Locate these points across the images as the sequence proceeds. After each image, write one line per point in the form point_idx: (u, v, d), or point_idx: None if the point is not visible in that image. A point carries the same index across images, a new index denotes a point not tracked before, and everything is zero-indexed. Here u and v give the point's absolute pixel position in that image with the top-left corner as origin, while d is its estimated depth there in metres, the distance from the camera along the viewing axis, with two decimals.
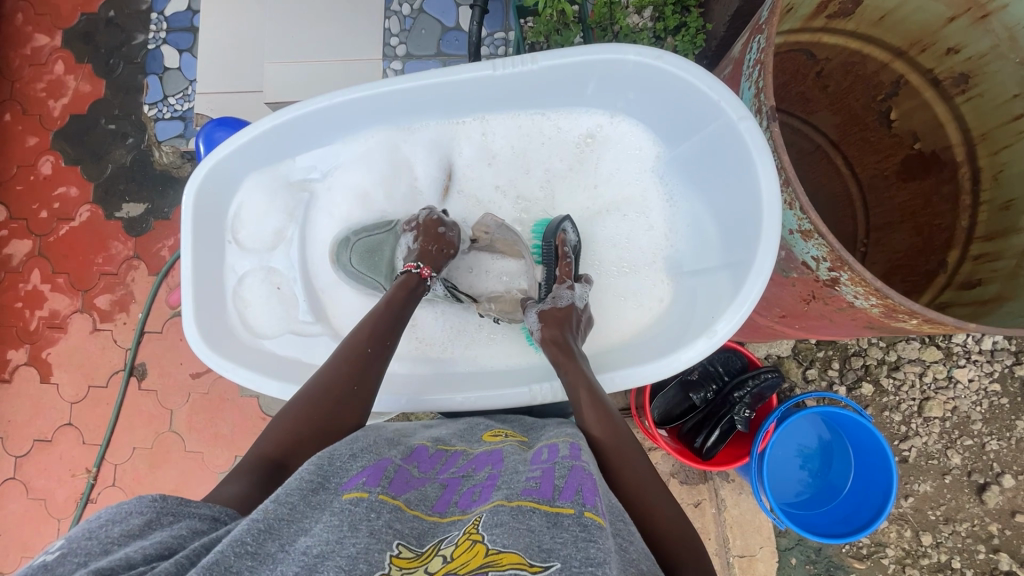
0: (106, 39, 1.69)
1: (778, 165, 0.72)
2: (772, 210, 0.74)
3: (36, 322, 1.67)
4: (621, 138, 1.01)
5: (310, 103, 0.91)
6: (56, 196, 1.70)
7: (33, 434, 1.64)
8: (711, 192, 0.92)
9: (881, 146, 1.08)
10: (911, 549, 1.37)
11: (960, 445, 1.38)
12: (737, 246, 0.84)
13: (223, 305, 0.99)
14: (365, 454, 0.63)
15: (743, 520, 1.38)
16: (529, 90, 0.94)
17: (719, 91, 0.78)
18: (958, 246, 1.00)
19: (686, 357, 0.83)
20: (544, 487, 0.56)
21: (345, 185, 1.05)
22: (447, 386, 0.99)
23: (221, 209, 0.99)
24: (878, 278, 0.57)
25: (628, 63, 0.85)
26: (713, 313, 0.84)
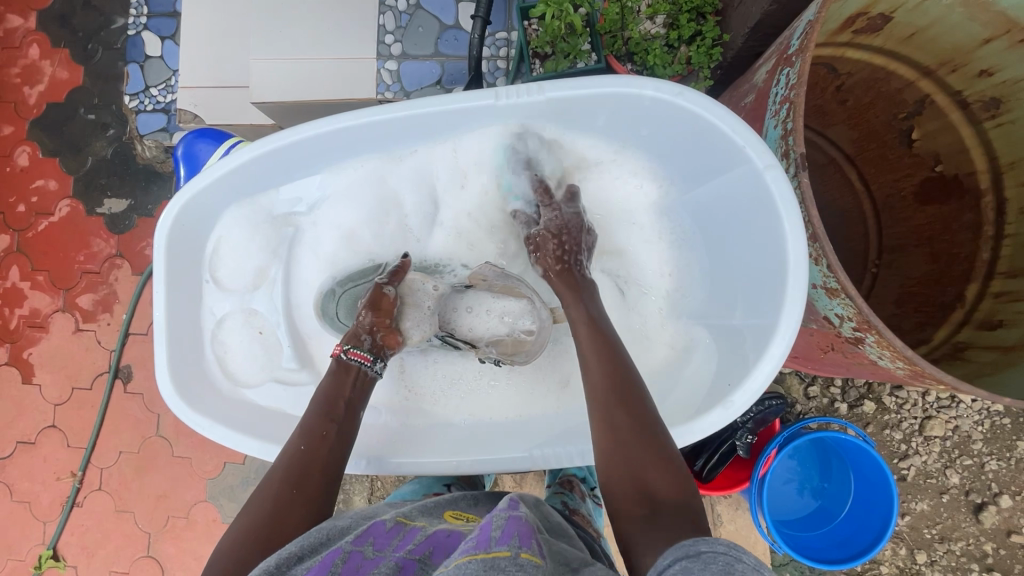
0: (83, 23, 1.60)
1: (806, 224, 0.71)
2: (798, 272, 0.73)
3: (16, 321, 1.62)
4: (630, 173, 0.94)
5: (297, 131, 0.84)
6: (34, 189, 1.62)
7: (16, 435, 1.60)
8: (726, 240, 0.88)
9: (900, 166, 1.03)
10: (905, 567, 1.37)
11: (959, 465, 1.36)
12: (758, 307, 0.81)
13: (200, 352, 0.94)
14: (309, 559, 0.58)
15: (738, 536, 1.37)
16: (536, 119, 0.88)
17: (744, 136, 0.75)
18: (978, 279, 0.97)
19: (702, 427, 0.80)
20: (481, 541, 0.53)
21: (330, 219, 0.99)
22: (439, 441, 0.96)
23: (197, 246, 0.93)
24: (908, 347, 0.58)
25: (645, 99, 0.80)
26: (730, 379, 0.82)
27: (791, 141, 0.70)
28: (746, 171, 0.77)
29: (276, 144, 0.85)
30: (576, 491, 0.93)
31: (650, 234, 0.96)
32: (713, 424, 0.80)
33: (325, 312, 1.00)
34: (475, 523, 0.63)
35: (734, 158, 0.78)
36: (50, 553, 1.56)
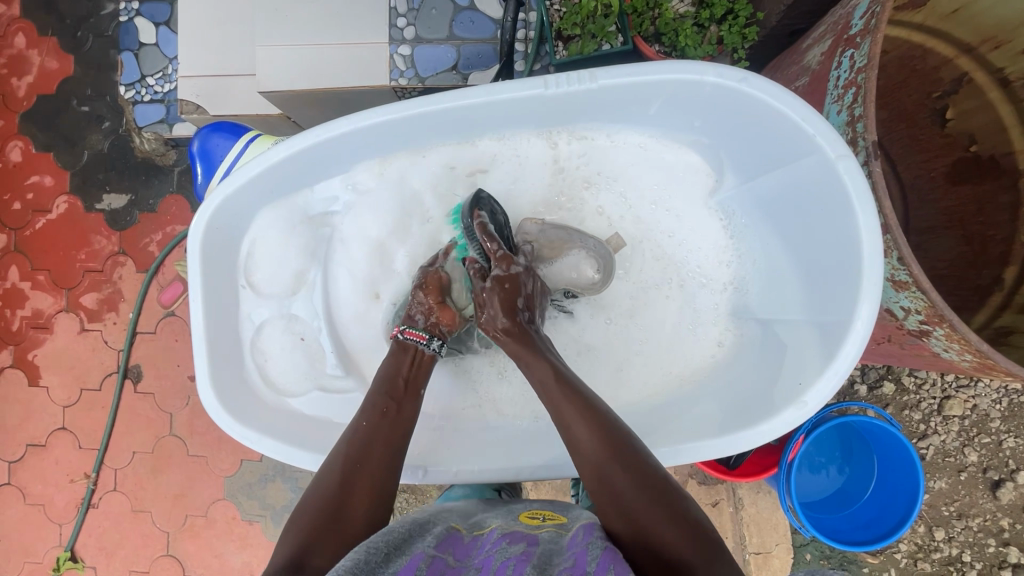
0: (72, 9, 1.52)
1: (883, 216, 0.70)
2: (874, 265, 0.71)
3: (18, 323, 1.57)
4: (678, 166, 0.93)
5: (337, 125, 0.81)
6: (28, 185, 1.56)
7: (26, 438, 1.58)
8: (785, 231, 0.87)
9: (932, 146, 1.01)
10: (923, 543, 1.39)
11: (977, 443, 1.37)
12: (827, 303, 0.80)
13: (240, 361, 0.91)
14: (399, 550, 0.57)
15: (760, 517, 1.38)
16: (584, 108, 0.85)
17: (814, 124, 0.72)
18: (1015, 262, 0.95)
19: (773, 426, 0.80)
20: (579, 565, 0.53)
21: (366, 219, 0.95)
22: (481, 442, 0.95)
23: (232, 249, 0.89)
24: (981, 342, 0.62)
25: (705, 84, 0.77)
26: (797, 376, 0.82)
27: (861, 127, 0.70)
28: (814, 160, 0.75)
29: (321, 138, 0.82)
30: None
31: (701, 229, 0.95)
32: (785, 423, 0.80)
33: (370, 315, 0.98)
34: (557, 537, 0.63)
35: (801, 147, 0.76)
36: (68, 555, 1.55)
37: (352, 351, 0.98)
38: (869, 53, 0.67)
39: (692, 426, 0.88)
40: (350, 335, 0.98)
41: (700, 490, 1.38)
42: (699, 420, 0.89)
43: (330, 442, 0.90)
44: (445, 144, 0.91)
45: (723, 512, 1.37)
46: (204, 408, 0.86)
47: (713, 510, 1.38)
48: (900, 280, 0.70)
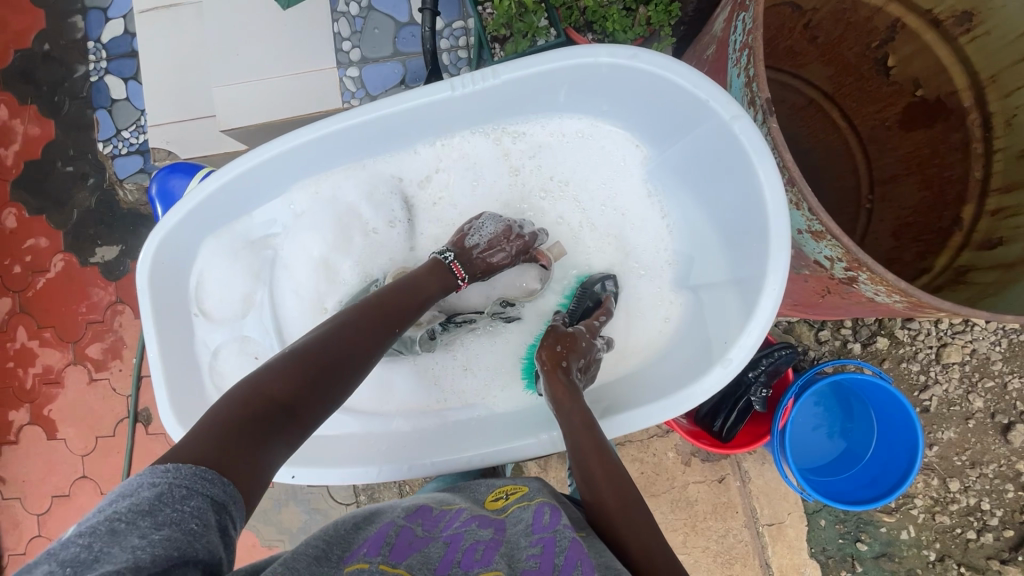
0: (47, 76, 1.59)
1: (779, 168, 0.74)
2: (779, 215, 0.75)
3: (32, 380, 1.64)
4: (599, 150, 0.98)
5: (266, 149, 0.86)
6: (26, 248, 1.63)
7: (50, 490, 1.63)
8: (706, 197, 0.91)
9: (879, 96, 1.01)
10: (939, 497, 1.36)
11: (981, 388, 1.34)
12: (745, 261, 0.84)
13: (199, 387, 0.94)
14: (367, 525, 0.62)
15: (768, 488, 1.37)
16: (499, 104, 0.90)
17: (707, 89, 0.77)
18: (973, 200, 0.94)
19: (704, 387, 0.84)
20: (545, 568, 0.57)
21: (302, 238, 0.98)
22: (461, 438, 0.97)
23: (180, 281, 0.93)
24: (901, 279, 0.60)
25: (602, 65, 0.81)
26: (727, 336, 0.85)
27: (755, 88, 0.71)
28: (712, 124, 0.80)
29: (250, 164, 0.86)
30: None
31: (633, 207, 0.99)
32: (715, 383, 0.83)
33: None
34: (521, 518, 0.68)
35: (700, 113, 0.81)
36: None
37: None
38: (756, 15, 0.67)
39: (637, 399, 0.91)
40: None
41: (705, 468, 1.37)
42: (646, 392, 0.93)
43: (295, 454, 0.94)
44: (376, 158, 0.97)
45: (730, 487, 1.36)
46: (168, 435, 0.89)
47: (720, 486, 1.36)
48: (816, 230, 0.68)
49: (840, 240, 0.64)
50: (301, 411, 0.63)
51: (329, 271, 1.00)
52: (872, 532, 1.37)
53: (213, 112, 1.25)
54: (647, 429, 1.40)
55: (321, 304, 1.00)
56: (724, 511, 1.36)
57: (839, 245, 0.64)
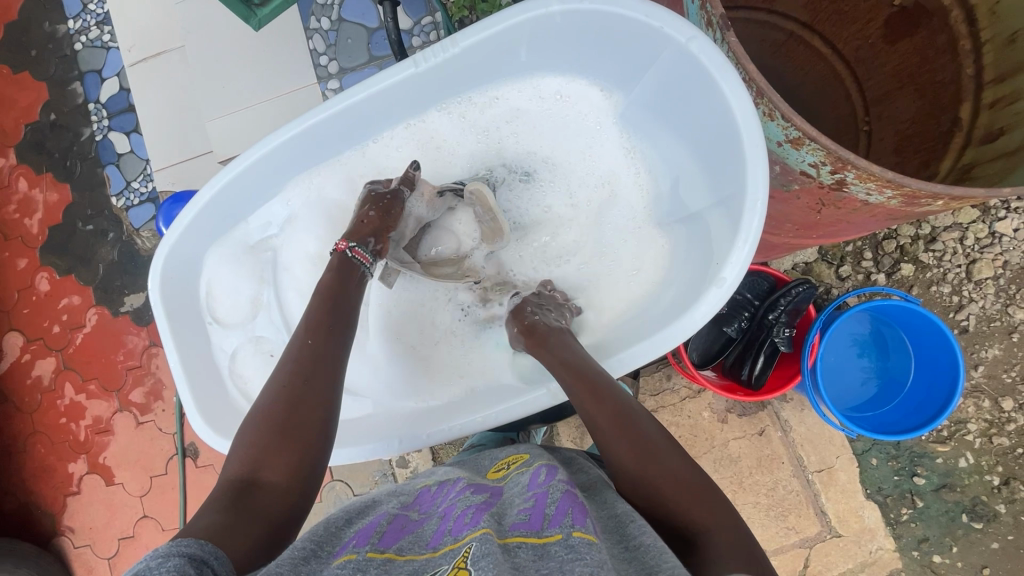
0: (57, 143, 1.68)
1: (742, 78, 0.73)
2: (750, 126, 0.74)
3: (84, 432, 1.72)
4: (567, 104, 1.00)
5: (247, 154, 0.90)
6: (62, 308, 1.72)
7: (116, 534, 1.71)
8: (681, 131, 0.91)
9: (857, 14, 1.00)
10: (994, 418, 1.30)
11: (1021, 300, 1.28)
12: (722, 182, 0.83)
13: (222, 389, 0.97)
14: (360, 518, 0.63)
15: (812, 435, 1.33)
16: (465, 73, 0.92)
17: (658, 17, 0.78)
18: (969, 97, 0.91)
19: (702, 311, 0.81)
20: (534, 518, 0.58)
21: (305, 236, 1.02)
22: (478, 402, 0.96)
23: (191, 292, 0.97)
24: (887, 169, 0.59)
25: (554, 15, 0.83)
26: (717, 258, 0.82)
27: (709, 7, 0.69)
28: (672, 50, 0.80)
29: (235, 169, 0.90)
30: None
31: (612, 154, 1.01)
32: (712, 305, 0.80)
33: None
34: (518, 478, 0.70)
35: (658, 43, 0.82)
36: None
37: None
38: None
39: (640, 331, 0.90)
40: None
41: (743, 423, 1.34)
42: (646, 325, 0.91)
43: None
44: (357, 146, 1.00)
45: (772, 439, 1.33)
46: (196, 436, 0.91)
47: (761, 439, 1.33)
48: (794, 139, 0.67)
49: (818, 142, 0.64)
50: (268, 475, 0.66)
51: (333, 265, 1.03)
52: (927, 464, 1.32)
53: (209, 147, 1.31)
54: (678, 393, 1.38)
55: None
56: (770, 464, 1.33)
57: (819, 147, 0.64)
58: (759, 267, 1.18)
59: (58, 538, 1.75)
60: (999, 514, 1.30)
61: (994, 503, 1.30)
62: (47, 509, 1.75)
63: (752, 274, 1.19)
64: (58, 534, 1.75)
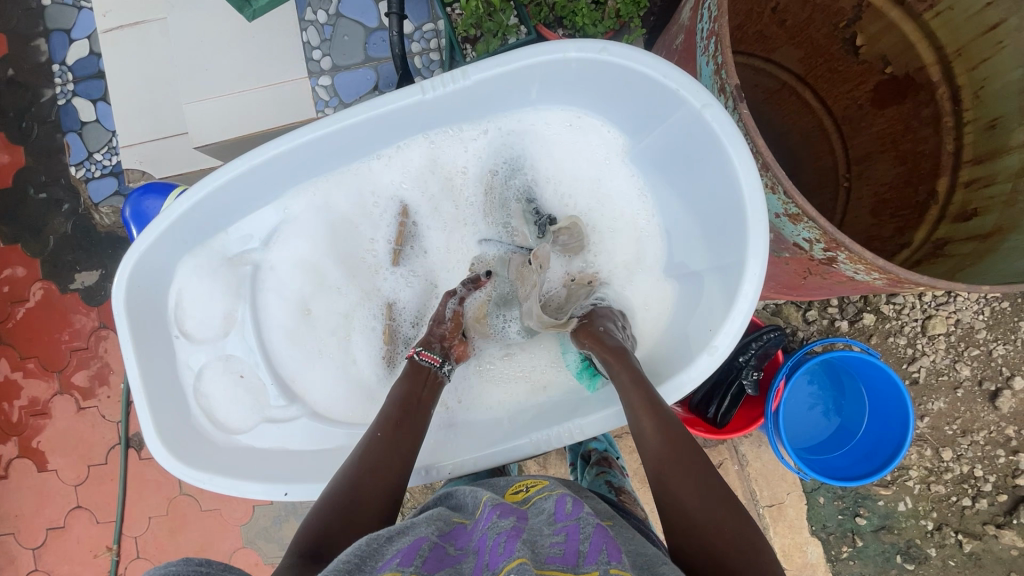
0: (12, 102, 1.56)
1: (752, 150, 0.74)
2: (755, 196, 0.75)
3: (18, 413, 1.60)
4: (570, 144, 0.99)
5: (232, 166, 0.85)
6: (3, 279, 1.59)
7: (44, 523, 1.61)
8: (682, 186, 0.93)
9: (850, 75, 1.03)
10: (933, 467, 1.38)
11: (967, 356, 1.36)
12: (724, 247, 0.85)
13: (184, 409, 0.92)
14: (397, 538, 0.59)
15: (767, 470, 1.38)
16: (471, 101, 0.89)
17: (677, 78, 0.77)
18: (947, 173, 0.96)
19: (691, 376, 0.84)
20: (570, 554, 0.55)
21: (294, 248, 1.00)
22: (460, 443, 0.96)
23: (158, 303, 0.91)
24: (880, 256, 0.60)
25: (571, 60, 0.82)
26: (709, 325, 0.85)
27: (723, 74, 0.71)
28: (684, 112, 0.80)
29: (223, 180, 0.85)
30: (615, 467, 0.98)
31: (617, 202, 1.00)
32: (700, 372, 0.83)
33: (304, 344, 1.01)
34: (544, 510, 0.66)
35: (672, 102, 0.81)
36: None
37: (291, 379, 1.01)
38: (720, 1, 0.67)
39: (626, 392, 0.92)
40: (292, 361, 1.01)
41: None
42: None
43: (301, 470, 0.92)
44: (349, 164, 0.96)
45: (729, 471, 1.37)
46: (153, 458, 0.87)
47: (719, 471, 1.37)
48: (793, 214, 0.69)
49: (816, 222, 0.65)
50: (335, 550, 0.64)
51: (317, 275, 1.02)
52: (870, 506, 1.39)
53: (184, 129, 1.24)
54: None
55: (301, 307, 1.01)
56: None
57: (816, 227, 0.65)
58: None
59: None
60: (930, 557, 1.38)
61: (926, 547, 1.38)
62: None
63: None
64: None
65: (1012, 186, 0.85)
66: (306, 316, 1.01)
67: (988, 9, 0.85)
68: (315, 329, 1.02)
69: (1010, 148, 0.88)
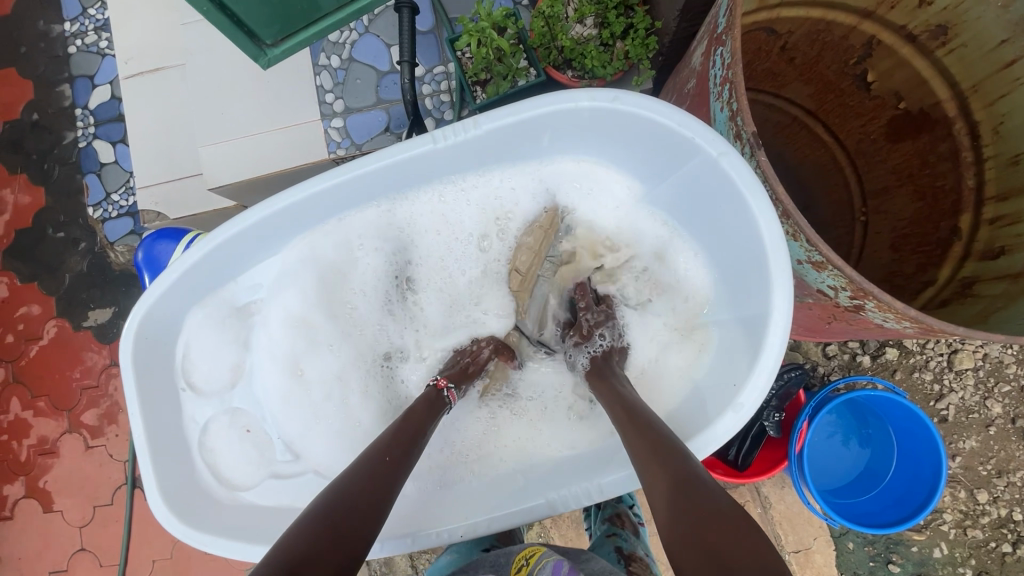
0: (35, 144, 1.61)
1: (774, 199, 0.72)
2: (778, 246, 0.74)
3: (26, 452, 1.59)
4: (580, 189, 0.99)
5: (247, 217, 0.86)
6: (19, 317, 1.61)
7: (48, 566, 1.58)
8: (700, 230, 0.92)
9: (863, 110, 1.02)
10: (969, 510, 1.31)
11: (998, 393, 1.31)
12: (750, 296, 0.83)
13: (189, 465, 0.90)
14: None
15: (791, 513, 1.32)
16: (485, 150, 0.90)
17: (692, 127, 0.77)
18: (969, 209, 0.94)
19: (718, 436, 0.80)
20: None
21: (284, 303, 0.97)
22: (474, 501, 0.93)
23: (167, 357, 0.89)
24: (910, 306, 0.58)
25: (583, 109, 0.82)
26: (735, 381, 0.82)
27: (740, 121, 0.70)
28: (701, 160, 0.79)
29: (237, 231, 0.86)
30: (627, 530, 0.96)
31: (634, 240, 1.00)
32: (729, 428, 0.80)
33: (306, 399, 0.99)
34: None
35: (687, 151, 0.81)
36: None
37: (294, 435, 0.98)
38: (734, 50, 0.67)
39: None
40: (292, 425, 0.98)
41: None
42: (669, 433, 0.89)
43: None
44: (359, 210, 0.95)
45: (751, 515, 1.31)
46: (157, 520, 0.84)
47: None
48: (817, 260, 0.66)
49: (844, 270, 0.62)
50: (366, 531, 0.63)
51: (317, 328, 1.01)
52: (903, 552, 1.31)
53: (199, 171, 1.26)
54: None
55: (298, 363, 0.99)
56: None
57: (843, 275, 0.62)
58: None
59: None
60: None
61: None
62: None
63: None
64: None
65: None
66: (299, 376, 0.99)
67: (1004, 45, 0.85)
68: (314, 383, 0.99)
69: None
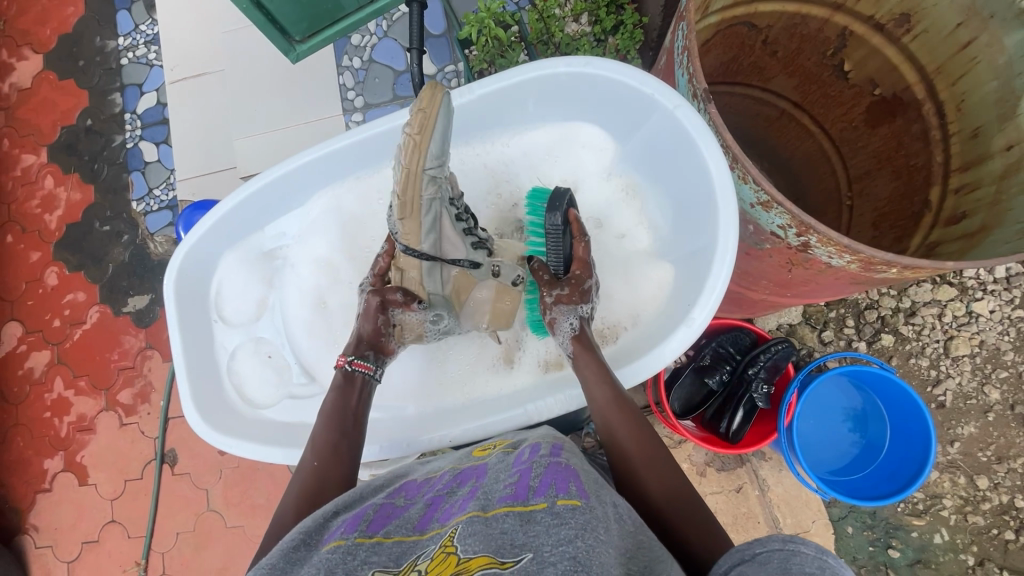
0: (88, 146, 1.77)
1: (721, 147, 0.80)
2: (724, 185, 0.82)
3: (66, 428, 1.71)
4: (582, 149, 1.04)
5: (265, 176, 0.97)
6: (66, 303, 1.75)
7: (80, 537, 1.68)
8: (666, 181, 0.98)
9: (843, 99, 1.09)
10: (970, 496, 1.31)
11: (996, 379, 1.32)
12: (700, 231, 0.90)
13: (218, 385, 1.02)
14: (350, 508, 0.66)
15: (789, 496, 1.33)
16: (480, 113, 0.99)
17: (651, 86, 0.86)
18: (938, 182, 0.99)
19: (670, 348, 0.88)
20: (520, 490, 0.59)
21: (312, 245, 1.07)
22: (458, 417, 1.02)
23: (202, 291, 1.03)
24: (844, 236, 0.65)
25: (560, 75, 0.92)
26: (689, 300, 0.90)
27: (694, 83, 0.77)
28: (661, 115, 0.88)
29: (258, 186, 0.98)
30: None
31: (634, 194, 1.04)
32: (679, 343, 0.88)
33: (322, 332, 1.06)
34: (502, 459, 0.71)
35: (651, 107, 0.89)
36: None
37: (311, 360, 1.06)
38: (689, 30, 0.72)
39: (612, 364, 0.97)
40: (311, 350, 1.06)
41: (721, 477, 1.34)
42: (635, 348, 0.96)
43: None
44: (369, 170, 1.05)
45: (749, 496, 1.33)
46: (189, 425, 0.95)
47: (737, 496, 1.33)
48: (764, 202, 0.73)
49: (786, 207, 0.70)
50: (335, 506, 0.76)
51: (332, 270, 1.07)
52: (903, 537, 1.32)
53: (232, 163, 1.39)
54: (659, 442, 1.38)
55: (318, 297, 1.07)
56: (745, 523, 1.33)
57: (785, 212, 0.69)
58: (741, 323, 1.22)
59: (21, 536, 1.72)
60: None
61: None
62: (15, 504, 1.72)
63: (734, 330, 1.23)
64: (21, 532, 1.72)
65: (997, 189, 0.88)
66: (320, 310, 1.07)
67: (959, 29, 0.93)
68: (331, 319, 1.07)
69: (992, 154, 0.92)
